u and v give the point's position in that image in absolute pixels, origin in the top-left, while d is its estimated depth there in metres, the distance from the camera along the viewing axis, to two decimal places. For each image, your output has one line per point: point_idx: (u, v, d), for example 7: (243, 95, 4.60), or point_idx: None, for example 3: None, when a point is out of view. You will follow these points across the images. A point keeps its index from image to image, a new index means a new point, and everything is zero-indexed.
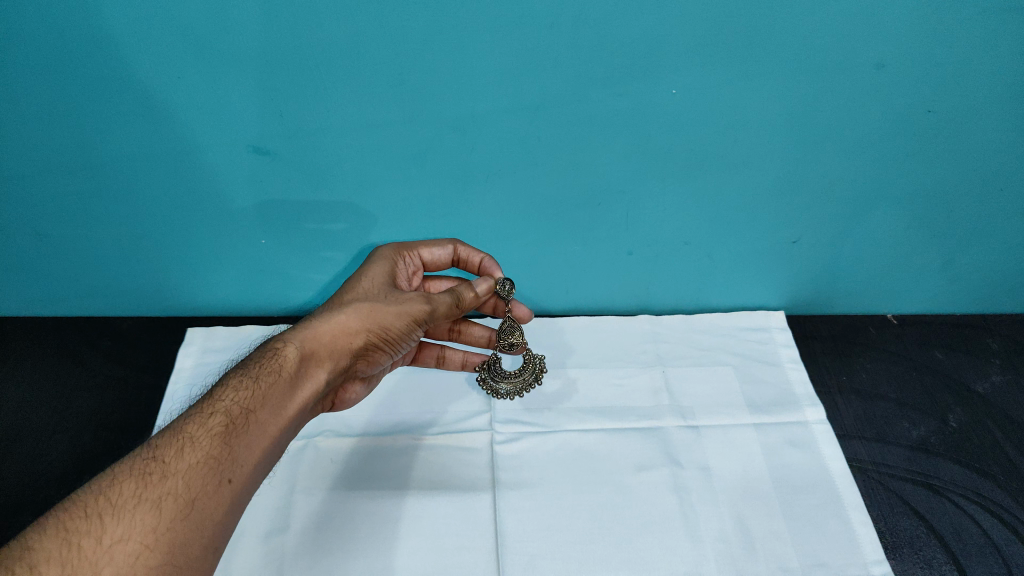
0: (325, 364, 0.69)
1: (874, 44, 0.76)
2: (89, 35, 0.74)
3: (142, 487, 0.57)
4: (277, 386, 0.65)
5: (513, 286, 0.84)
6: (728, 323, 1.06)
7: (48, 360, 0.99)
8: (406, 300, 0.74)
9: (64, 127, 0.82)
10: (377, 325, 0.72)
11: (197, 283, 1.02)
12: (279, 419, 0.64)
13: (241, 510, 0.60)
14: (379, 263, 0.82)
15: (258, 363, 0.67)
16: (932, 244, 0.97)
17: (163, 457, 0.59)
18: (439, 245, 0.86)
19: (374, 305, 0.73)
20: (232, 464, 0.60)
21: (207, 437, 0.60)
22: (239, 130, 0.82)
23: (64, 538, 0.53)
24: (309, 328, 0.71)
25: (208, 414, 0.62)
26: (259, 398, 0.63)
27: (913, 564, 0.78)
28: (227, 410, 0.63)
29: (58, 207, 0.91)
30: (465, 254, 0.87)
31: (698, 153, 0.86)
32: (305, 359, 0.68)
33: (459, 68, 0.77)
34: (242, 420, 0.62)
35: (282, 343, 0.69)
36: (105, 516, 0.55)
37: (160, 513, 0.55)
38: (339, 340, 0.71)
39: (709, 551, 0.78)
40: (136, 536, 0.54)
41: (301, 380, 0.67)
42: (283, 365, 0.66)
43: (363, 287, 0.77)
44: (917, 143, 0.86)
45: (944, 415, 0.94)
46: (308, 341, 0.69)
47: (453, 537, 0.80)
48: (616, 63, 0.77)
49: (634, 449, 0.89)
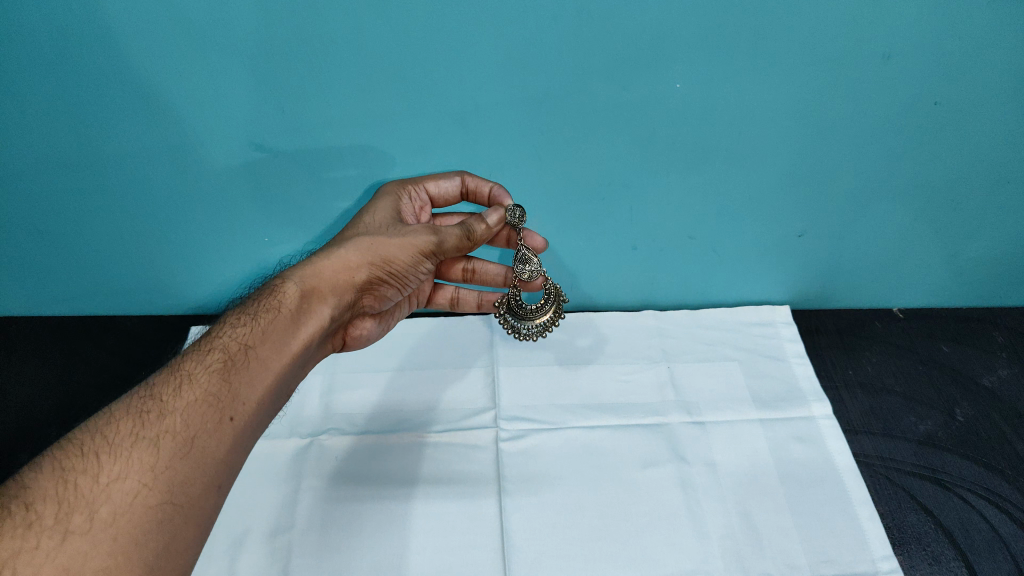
0: (328, 300, 0.71)
1: (881, 36, 0.75)
2: (89, 33, 0.73)
3: (140, 426, 0.56)
4: (278, 321, 0.66)
5: (525, 213, 0.78)
6: (732, 318, 1.05)
7: (51, 358, 0.99)
8: (410, 232, 0.73)
9: (65, 125, 0.82)
10: (379, 259, 0.72)
11: (200, 280, 1.02)
12: (282, 352, 0.65)
13: (243, 448, 0.60)
14: (384, 199, 0.82)
15: (258, 301, 0.68)
16: (939, 237, 0.97)
17: (161, 396, 0.59)
18: (446, 177, 0.83)
19: (377, 239, 0.73)
20: (231, 399, 0.60)
21: (207, 374, 0.61)
22: (242, 125, 0.82)
23: (60, 476, 0.52)
24: (311, 264, 0.72)
25: (205, 352, 0.63)
26: (259, 334, 0.65)
27: (921, 560, 0.78)
28: (225, 346, 0.64)
29: (60, 205, 0.90)
30: (473, 184, 0.84)
31: (703, 147, 0.86)
32: (305, 295, 0.69)
33: (463, 63, 0.76)
34: (241, 355, 0.63)
35: (282, 281, 0.70)
36: (102, 455, 0.54)
37: (158, 451, 0.55)
38: (341, 275, 0.71)
39: (716, 548, 0.78)
40: (134, 475, 0.53)
41: (304, 315, 0.68)
42: (283, 301, 0.68)
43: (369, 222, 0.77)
44: (924, 136, 0.85)
45: (951, 409, 0.94)
46: (309, 278, 0.70)
47: (459, 534, 0.79)
48: (621, 57, 0.77)
49: (640, 444, 0.88)
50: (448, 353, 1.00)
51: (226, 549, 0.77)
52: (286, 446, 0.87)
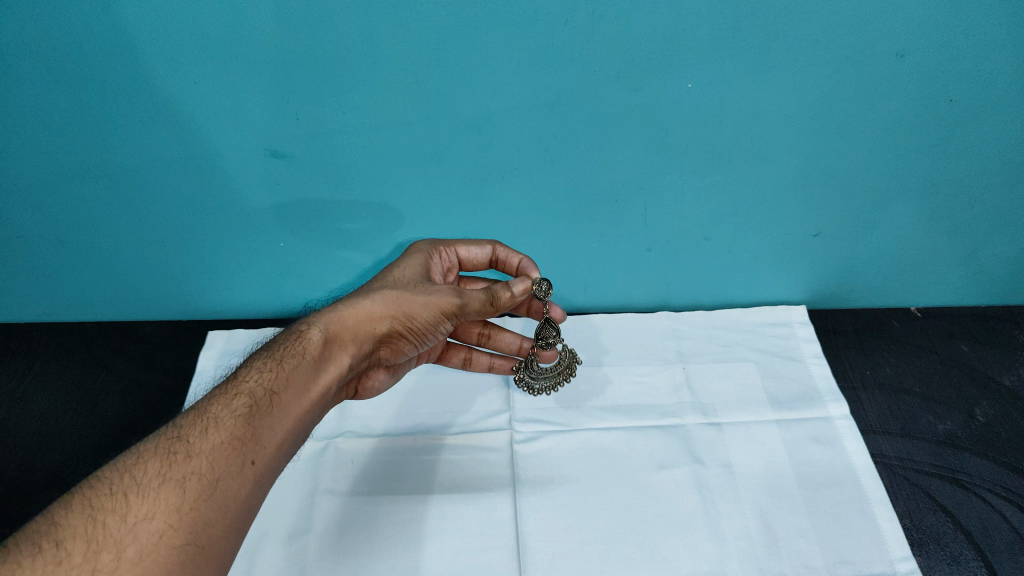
0: (349, 348, 0.70)
1: (895, 32, 0.75)
2: (107, 42, 0.74)
3: (167, 466, 0.56)
4: (302, 367, 0.65)
5: (549, 287, 0.82)
6: (749, 318, 1.04)
7: (71, 364, 1.00)
8: (436, 291, 0.73)
9: (83, 132, 0.83)
10: (402, 313, 0.72)
11: (218, 286, 1.02)
12: (307, 399, 0.64)
13: (264, 492, 0.59)
14: (414, 256, 0.82)
15: (283, 345, 0.68)
16: (956, 234, 0.96)
17: (188, 437, 0.58)
18: (478, 245, 0.85)
19: (401, 294, 0.73)
20: (255, 444, 0.59)
21: (232, 417, 0.60)
22: (257, 131, 0.83)
23: (89, 515, 0.52)
24: (336, 311, 0.72)
25: (232, 395, 0.62)
26: (283, 379, 0.64)
27: (940, 560, 0.77)
28: (251, 390, 0.63)
29: (79, 211, 0.91)
30: (503, 256, 0.85)
31: (715, 147, 0.85)
32: (329, 341, 0.69)
33: (474, 66, 0.77)
34: (266, 400, 0.62)
35: (307, 326, 0.70)
36: (130, 494, 0.54)
37: (184, 492, 0.54)
38: (363, 325, 0.71)
39: (732, 549, 0.78)
40: (160, 516, 0.53)
41: (326, 361, 0.68)
42: (307, 347, 0.67)
43: (396, 275, 0.77)
44: (940, 133, 0.84)
45: (971, 408, 0.93)
46: (333, 324, 0.70)
47: (475, 536, 0.80)
48: (631, 59, 0.77)
49: (655, 447, 0.88)
50: None
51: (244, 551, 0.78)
52: (303, 449, 0.87)
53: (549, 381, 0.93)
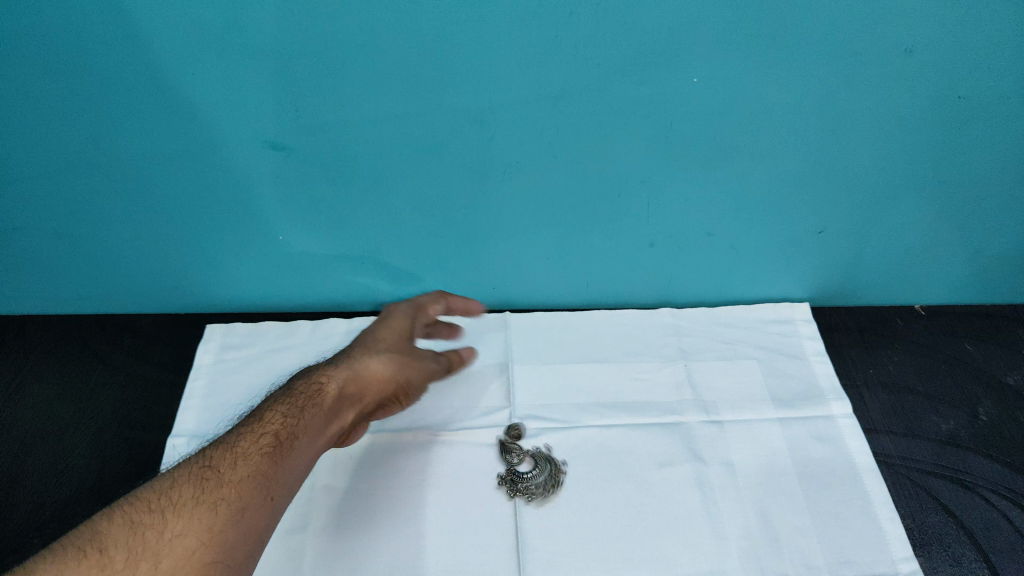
0: (354, 405, 0.76)
1: (902, 27, 0.74)
2: (105, 32, 0.73)
3: (200, 490, 0.59)
4: (316, 419, 0.70)
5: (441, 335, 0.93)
6: (752, 315, 1.03)
7: (68, 357, 0.99)
8: (430, 358, 0.83)
9: (80, 123, 0.82)
10: (403, 378, 0.80)
11: (215, 279, 1.01)
12: (311, 451, 0.69)
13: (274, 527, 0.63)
14: (399, 311, 0.86)
15: (299, 394, 0.71)
16: (962, 231, 0.95)
17: (218, 467, 0.62)
18: (432, 295, 0.89)
19: (405, 361, 0.80)
20: (276, 481, 0.63)
21: (258, 454, 0.64)
22: (256, 123, 0.82)
23: (131, 527, 0.55)
24: (351, 367, 0.76)
25: (257, 433, 0.66)
26: (301, 428, 0.68)
27: (942, 561, 0.77)
28: (273, 432, 0.67)
29: (76, 203, 0.90)
30: (459, 306, 0.91)
31: (720, 142, 0.84)
32: (341, 398, 0.74)
33: (477, 58, 0.76)
34: (287, 443, 0.66)
35: (322, 378, 0.74)
36: (167, 511, 0.57)
37: (216, 515, 0.58)
38: (374, 385, 0.77)
39: (733, 548, 0.77)
40: (195, 533, 0.56)
41: (332, 418, 0.73)
42: (323, 400, 0.72)
43: (390, 336, 0.82)
44: (946, 130, 0.84)
45: (974, 408, 0.92)
46: (347, 380, 0.75)
47: (474, 534, 0.79)
48: (636, 53, 0.76)
49: (655, 445, 0.87)
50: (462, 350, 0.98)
51: None
52: None
53: (544, 484, 0.83)
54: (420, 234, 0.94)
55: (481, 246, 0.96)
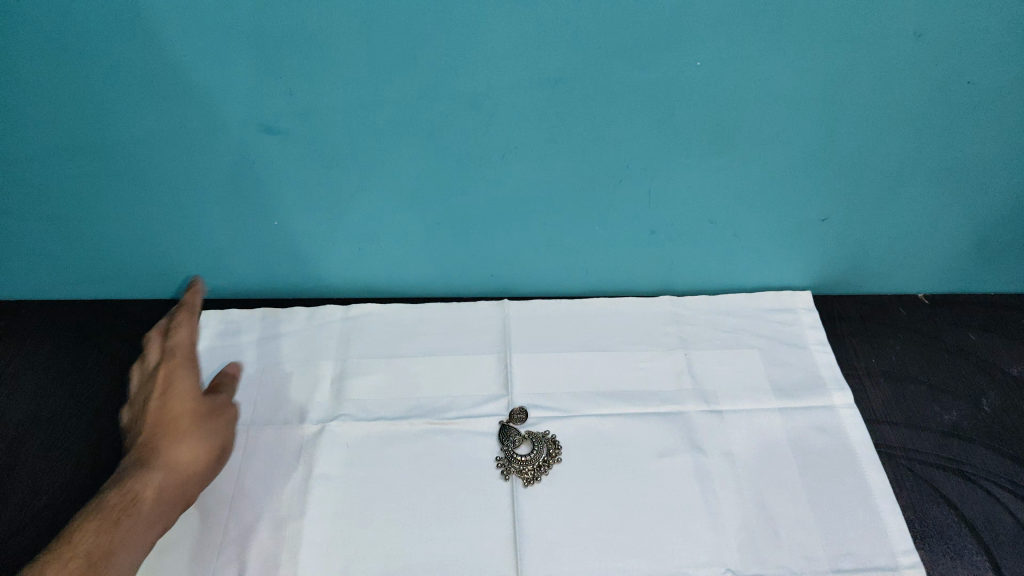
0: (178, 504, 0.76)
1: (911, 10, 0.73)
2: (96, 14, 0.72)
3: None
4: (133, 528, 0.71)
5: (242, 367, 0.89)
6: (754, 302, 1.01)
7: (63, 343, 0.98)
8: (228, 421, 0.83)
9: (72, 107, 0.80)
10: (217, 450, 0.80)
11: (210, 265, 1.00)
12: (139, 558, 0.71)
13: None
14: (182, 362, 0.84)
15: (105, 511, 0.71)
16: (967, 219, 0.93)
17: None
18: (188, 319, 0.87)
19: (203, 436, 0.80)
20: None
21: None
22: (251, 107, 0.80)
23: None
24: (155, 470, 0.75)
25: (64, 559, 0.66)
26: (114, 540, 0.69)
27: (943, 554, 0.76)
28: (86, 552, 0.67)
29: (69, 188, 0.89)
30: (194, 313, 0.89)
31: (723, 128, 0.83)
32: (156, 501, 0.74)
33: (475, 41, 0.75)
34: (102, 561, 0.67)
35: (111, 491, 0.73)
36: None
37: None
38: (189, 469, 0.78)
39: (732, 540, 0.76)
40: None
41: (156, 521, 0.74)
42: (127, 510, 0.72)
43: (184, 404, 0.80)
44: (953, 116, 0.82)
45: (978, 399, 0.91)
46: (159, 490, 0.75)
47: (470, 523, 0.78)
48: (638, 35, 0.75)
49: (654, 435, 0.86)
50: (461, 337, 0.97)
51: (237, 538, 0.77)
52: (296, 433, 0.86)
53: (534, 466, 0.83)
54: (417, 220, 0.93)
55: (480, 233, 0.95)
